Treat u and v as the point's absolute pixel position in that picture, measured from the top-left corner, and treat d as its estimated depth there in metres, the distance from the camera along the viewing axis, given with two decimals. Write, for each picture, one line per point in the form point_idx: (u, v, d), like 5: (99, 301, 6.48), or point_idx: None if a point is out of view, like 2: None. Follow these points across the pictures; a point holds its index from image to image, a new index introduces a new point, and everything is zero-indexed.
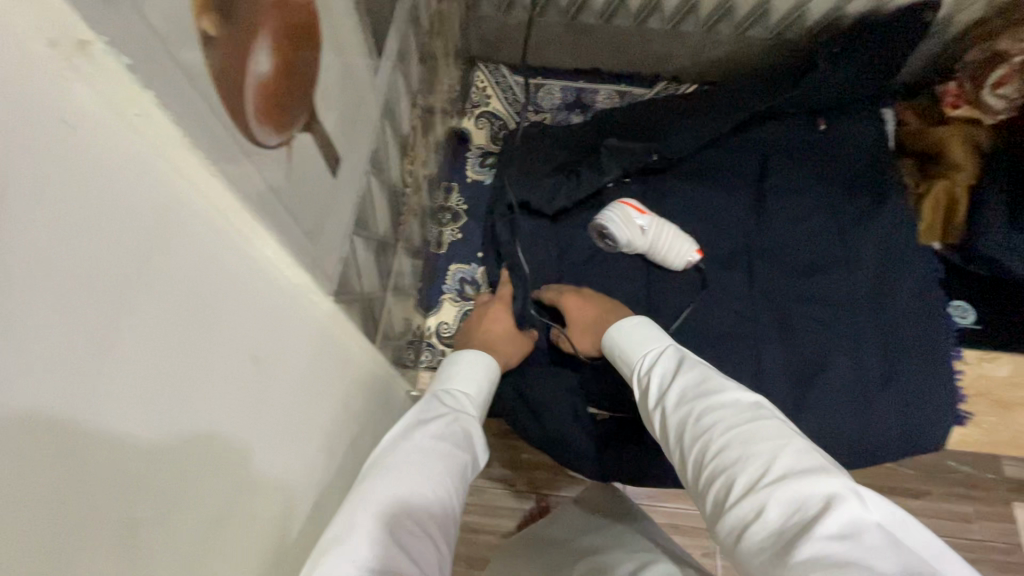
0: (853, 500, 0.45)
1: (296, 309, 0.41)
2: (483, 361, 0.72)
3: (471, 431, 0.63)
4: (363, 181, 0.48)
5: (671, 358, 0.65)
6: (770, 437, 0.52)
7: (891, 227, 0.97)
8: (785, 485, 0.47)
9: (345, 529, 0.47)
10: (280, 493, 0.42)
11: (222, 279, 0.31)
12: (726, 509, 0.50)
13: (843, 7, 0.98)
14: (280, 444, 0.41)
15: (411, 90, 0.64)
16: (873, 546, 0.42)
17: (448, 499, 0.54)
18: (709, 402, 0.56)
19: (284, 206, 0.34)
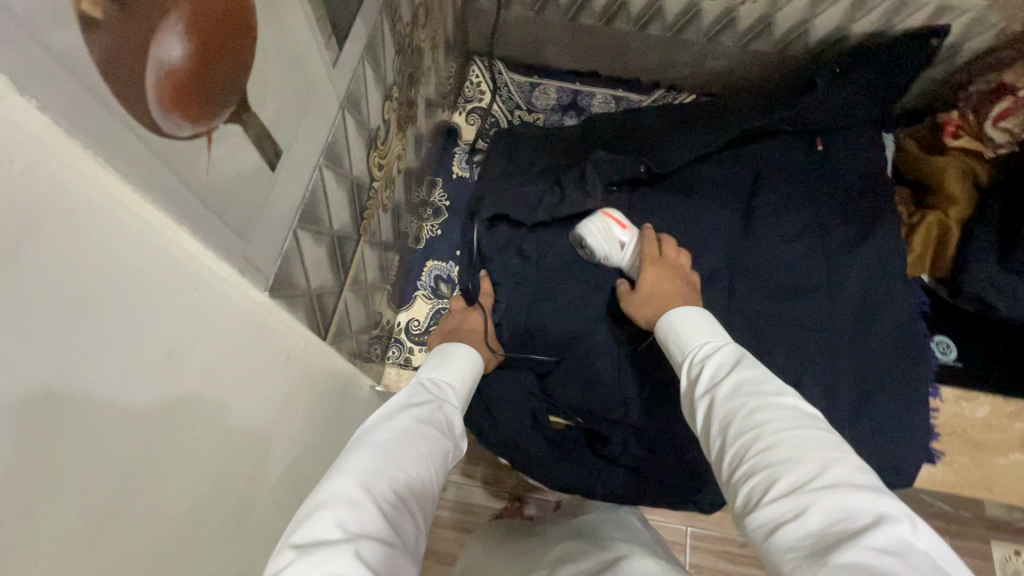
0: (906, 523, 0.43)
1: (228, 302, 0.39)
2: (469, 357, 0.71)
3: (454, 420, 0.62)
4: (314, 175, 0.47)
5: (726, 350, 0.61)
6: (822, 442, 0.49)
7: (879, 256, 0.94)
8: (837, 491, 0.45)
9: (329, 504, 0.45)
10: (206, 494, 0.40)
11: (131, 271, 0.29)
12: (759, 505, 0.47)
13: (847, 27, 0.96)
14: (208, 442, 0.39)
15: (384, 82, 0.62)
16: (921, 564, 0.40)
17: (428, 487, 0.53)
18: (767, 399, 0.53)
19: (201, 200, 0.33)
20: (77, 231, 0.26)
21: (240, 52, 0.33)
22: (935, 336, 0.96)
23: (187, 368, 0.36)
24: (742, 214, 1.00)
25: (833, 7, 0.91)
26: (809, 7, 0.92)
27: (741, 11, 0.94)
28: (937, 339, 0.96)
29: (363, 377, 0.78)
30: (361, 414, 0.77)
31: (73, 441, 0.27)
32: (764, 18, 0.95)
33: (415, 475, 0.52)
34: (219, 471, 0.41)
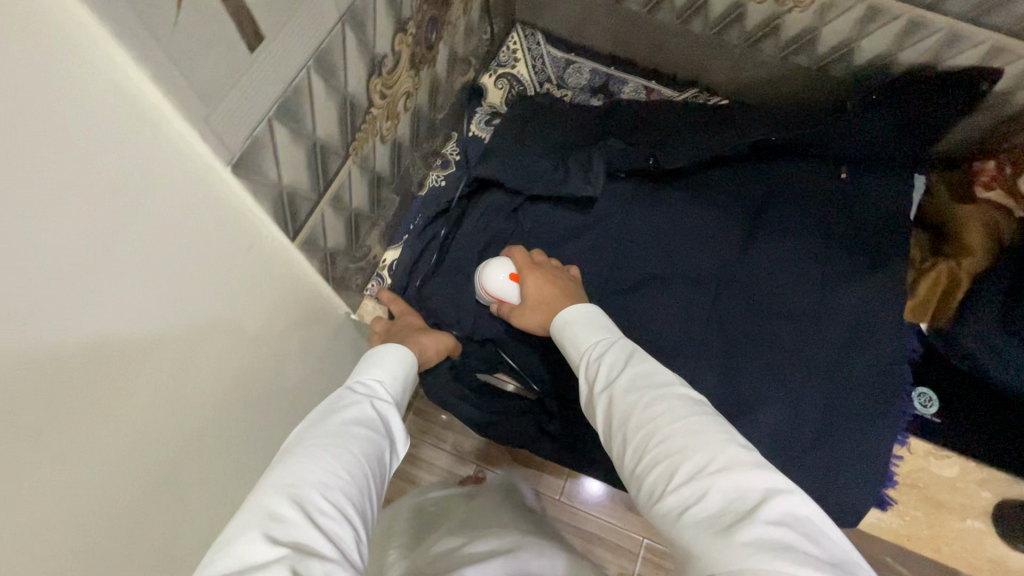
0: (787, 494, 0.49)
1: (185, 173, 0.43)
2: (397, 353, 0.75)
3: (385, 416, 0.67)
4: (299, 74, 0.50)
5: (618, 350, 0.65)
6: (715, 428, 0.54)
7: (876, 294, 0.91)
8: (730, 474, 0.50)
9: (258, 520, 0.48)
10: (145, 338, 0.45)
11: (81, 92, 0.33)
12: (666, 495, 0.51)
13: (894, 54, 0.92)
14: (151, 290, 0.44)
15: (399, 13, 0.65)
16: (809, 532, 0.47)
17: (359, 471, 0.57)
18: (656, 393, 0.57)
19: (164, 51, 0.36)
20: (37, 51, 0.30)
21: None
22: (915, 387, 0.92)
23: (138, 215, 0.41)
24: (745, 225, 0.98)
25: (883, 29, 0.88)
26: (857, 26, 0.89)
27: (787, 19, 0.93)
28: (918, 391, 0.92)
29: (336, 299, 0.82)
30: (327, 331, 0.81)
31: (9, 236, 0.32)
32: (808, 30, 0.93)
33: (350, 475, 0.56)
34: (162, 324, 0.47)
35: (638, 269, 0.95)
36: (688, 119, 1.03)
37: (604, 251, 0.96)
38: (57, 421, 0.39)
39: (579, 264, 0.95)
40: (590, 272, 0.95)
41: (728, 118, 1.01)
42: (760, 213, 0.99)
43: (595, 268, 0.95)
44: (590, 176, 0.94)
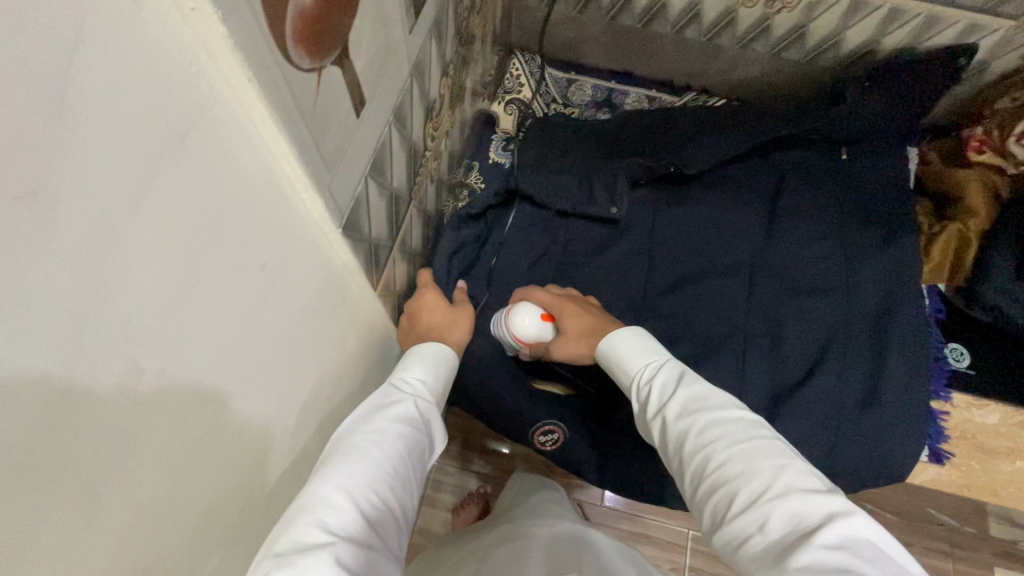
0: (855, 517, 0.46)
1: (309, 241, 0.45)
2: (442, 349, 0.70)
3: (433, 418, 0.62)
4: (385, 129, 0.52)
5: (669, 370, 0.65)
6: (770, 450, 0.53)
7: (897, 264, 0.96)
8: (789, 498, 0.48)
9: (308, 509, 0.45)
10: (266, 404, 0.46)
11: (245, 186, 0.34)
12: (725, 520, 0.51)
13: (877, 41, 1.00)
14: (265, 347, 0.43)
15: (444, 60, 0.68)
16: (869, 554, 0.44)
17: (404, 481, 0.53)
18: (712, 415, 0.57)
19: (308, 129, 0.37)
20: (208, 132, 0.30)
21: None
22: (947, 343, 0.97)
23: (263, 279, 0.40)
24: (765, 212, 1.03)
25: (866, 20, 0.95)
26: (842, 19, 0.96)
27: (776, 20, 0.99)
28: (950, 346, 0.97)
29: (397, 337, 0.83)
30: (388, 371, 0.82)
31: (186, 333, 0.33)
32: (797, 26, 1.00)
33: (394, 475, 0.52)
34: (272, 385, 0.46)
35: (674, 269, 0.99)
36: (698, 121, 1.08)
37: (640, 257, 1.01)
38: (194, 488, 0.38)
39: (618, 274, 0.99)
40: (630, 278, 1.00)
41: (736, 116, 1.06)
42: (775, 201, 1.04)
43: (634, 270, 1.00)
44: (616, 198, 0.98)
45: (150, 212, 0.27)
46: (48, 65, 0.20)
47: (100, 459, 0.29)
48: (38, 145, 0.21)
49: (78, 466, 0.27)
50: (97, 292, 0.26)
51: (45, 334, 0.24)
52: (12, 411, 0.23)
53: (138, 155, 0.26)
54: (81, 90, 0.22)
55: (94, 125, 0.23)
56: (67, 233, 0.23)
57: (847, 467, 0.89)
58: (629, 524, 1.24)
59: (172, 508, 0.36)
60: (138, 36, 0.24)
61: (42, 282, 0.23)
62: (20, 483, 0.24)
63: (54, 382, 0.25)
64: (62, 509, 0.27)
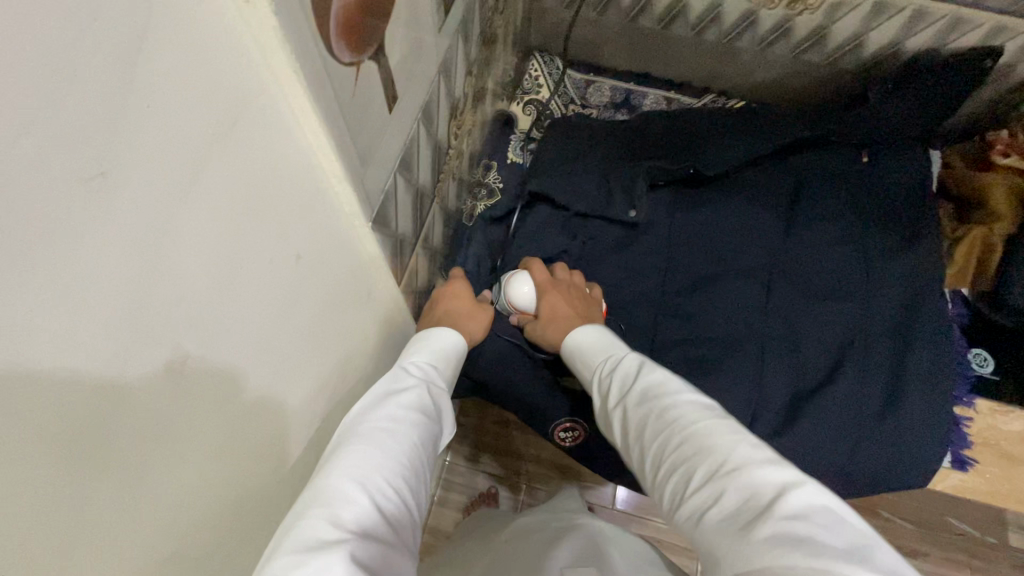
0: (803, 485, 0.46)
1: (339, 233, 0.45)
2: (450, 338, 0.71)
3: (439, 405, 0.63)
4: (413, 126, 0.53)
5: (625, 361, 0.66)
6: (719, 426, 0.53)
7: (918, 267, 0.95)
8: (742, 471, 0.48)
9: (320, 501, 0.46)
10: (294, 393, 0.46)
11: (285, 176, 0.35)
12: (685, 499, 0.50)
13: (900, 43, 0.99)
14: (295, 339, 0.44)
15: (469, 59, 0.69)
16: (826, 521, 0.44)
17: (414, 467, 0.54)
18: (667, 400, 0.57)
19: (344, 122, 0.37)
20: (253, 121, 0.30)
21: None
22: (970, 348, 0.97)
23: (297, 272, 0.41)
24: (784, 214, 1.02)
25: (889, 21, 0.95)
26: (864, 21, 0.96)
27: (797, 21, 0.99)
28: (973, 351, 0.96)
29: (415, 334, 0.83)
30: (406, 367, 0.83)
31: (225, 319, 0.34)
32: (818, 28, 0.99)
33: (406, 464, 0.53)
34: (300, 376, 0.47)
35: (691, 270, 0.99)
36: (716, 122, 1.07)
37: (657, 259, 1.01)
38: (226, 474, 0.39)
39: (635, 275, 0.99)
40: (647, 280, 1.00)
41: (756, 117, 1.06)
42: (794, 203, 1.03)
43: (651, 271, 1.00)
44: (635, 200, 0.98)
45: (200, 197, 0.28)
46: (110, 51, 0.21)
47: (145, 442, 0.29)
48: (99, 126, 0.22)
49: (123, 447, 0.28)
50: (151, 275, 0.27)
51: (103, 314, 0.24)
52: (66, 387, 0.24)
53: (188, 143, 0.26)
54: (142, 74, 0.23)
55: (150, 110, 0.24)
56: (126, 215, 0.24)
57: (867, 473, 0.88)
58: (642, 529, 1.23)
59: (206, 494, 0.37)
60: (192, 28, 0.25)
61: (104, 261, 0.24)
62: (71, 460, 0.25)
63: (109, 361, 0.26)
64: (111, 485, 0.28)
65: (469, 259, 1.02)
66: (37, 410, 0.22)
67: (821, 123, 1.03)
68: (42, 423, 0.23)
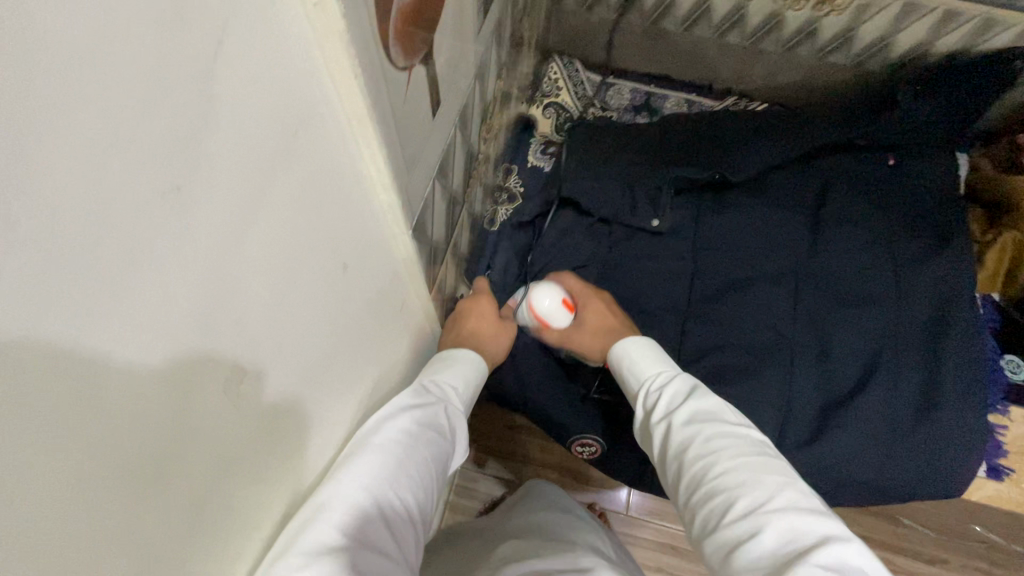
0: (844, 541, 0.48)
1: (383, 243, 0.45)
2: (474, 360, 0.68)
3: (456, 428, 0.60)
4: (452, 131, 0.52)
5: (679, 382, 0.66)
6: (769, 469, 0.54)
7: (945, 274, 0.95)
8: (791, 515, 0.49)
9: (326, 511, 0.44)
10: (333, 405, 0.45)
11: (340, 188, 0.35)
12: (717, 529, 0.52)
13: (929, 44, 0.97)
14: (331, 353, 0.42)
15: (500, 61, 0.67)
16: None
17: (422, 490, 0.51)
18: (718, 428, 0.58)
19: (396, 129, 0.36)
20: (317, 134, 0.30)
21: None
22: (1003, 355, 0.95)
23: (334, 282, 0.38)
24: (809, 218, 1.01)
25: (920, 22, 0.93)
26: (894, 21, 0.94)
27: (824, 23, 0.98)
28: (1006, 358, 0.94)
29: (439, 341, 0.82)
30: None
31: (278, 331, 0.33)
32: (846, 29, 0.98)
33: (412, 485, 0.50)
34: (339, 387, 0.46)
35: (717, 275, 0.97)
36: (739, 125, 1.06)
37: (681, 262, 0.99)
38: (264, 484, 0.38)
39: (659, 280, 0.98)
40: (671, 285, 0.98)
41: (781, 121, 1.04)
42: (821, 206, 1.02)
43: (676, 277, 0.98)
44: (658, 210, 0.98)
45: (263, 210, 0.28)
46: (159, 38, 0.19)
47: (169, 465, 0.27)
48: (178, 143, 0.21)
49: (148, 469, 0.25)
50: (216, 291, 0.26)
51: (171, 329, 0.24)
52: (132, 409, 0.23)
53: (233, 139, 0.24)
54: (221, 89, 0.23)
55: (224, 126, 0.23)
56: (199, 230, 0.24)
57: (897, 484, 0.86)
58: (660, 537, 1.21)
59: (229, 517, 0.34)
60: (251, 27, 0.23)
61: (177, 277, 0.23)
62: (132, 475, 0.24)
63: (174, 375, 0.25)
64: (168, 497, 0.27)
65: (491, 264, 1.01)
66: (97, 435, 0.22)
67: (845, 127, 1.02)
68: (98, 452, 0.22)
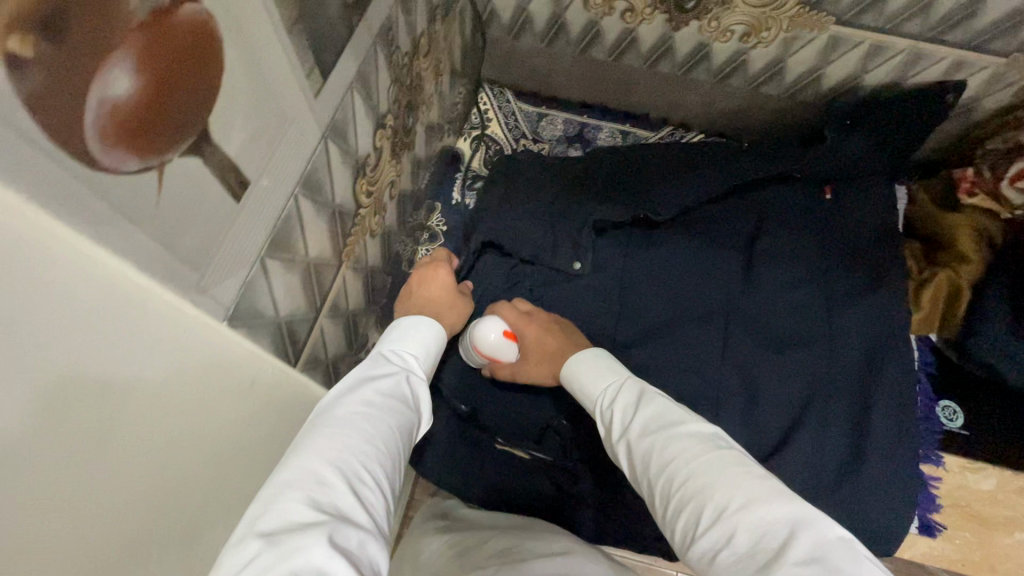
0: (817, 525, 0.47)
1: (196, 342, 0.39)
2: (429, 326, 0.72)
3: (417, 396, 0.62)
4: (289, 204, 0.47)
5: (627, 393, 0.67)
6: (720, 459, 0.54)
7: (880, 314, 0.90)
8: (741, 503, 0.49)
9: (298, 483, 0.45)
10: (172, 533, 0.39)
11: (89, 303, 0.29)
12: (693, 538, 0.51)
13: (860, 77, 0.94)
14: (155, 471, 0.36)
15: (378, 112, 0.63)
16: (838, 558, 0.44)
17: (395, 451, 0.53)
18: (673, 433, 0.58)
19: (143, 233, 0.31)
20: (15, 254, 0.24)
21: (199, 80, 0.32)
22: (939, 400, 0.91)
23: (130, 403, 0.33)
24: (742, 255, 0.97)
25: (849, 54, 0.90)
26: (822, 55, 0.91)
27: (753, 54, 0.94)
28: (941, 404, 0.90)
29: None
30: None
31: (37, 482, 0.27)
32: (776, 61, 0.94)
33: (386, 450, 0.52)
34: (178, 511, 0.39)
35: (644, 319, 0.94)
36: (667, 162, 1.03)
37: (607, 305, 0.95)
38: None
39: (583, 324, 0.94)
40: (596, 329, 0.94)
41: (709, 158, 1.01)
42: (753, 244, 0.98)
43: (602, 321, 0.94)
44: (580, 254, 0.94)
45: None
46: None
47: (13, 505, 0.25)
48: None
49: None
50: None
51: None
52: None
53: None
54: None
55: None
56: None
57: None
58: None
59: None
60: None
61: None
62: None
63: None
64: None
65: None
66: None
67: (775, 162, 0.98)
68: None
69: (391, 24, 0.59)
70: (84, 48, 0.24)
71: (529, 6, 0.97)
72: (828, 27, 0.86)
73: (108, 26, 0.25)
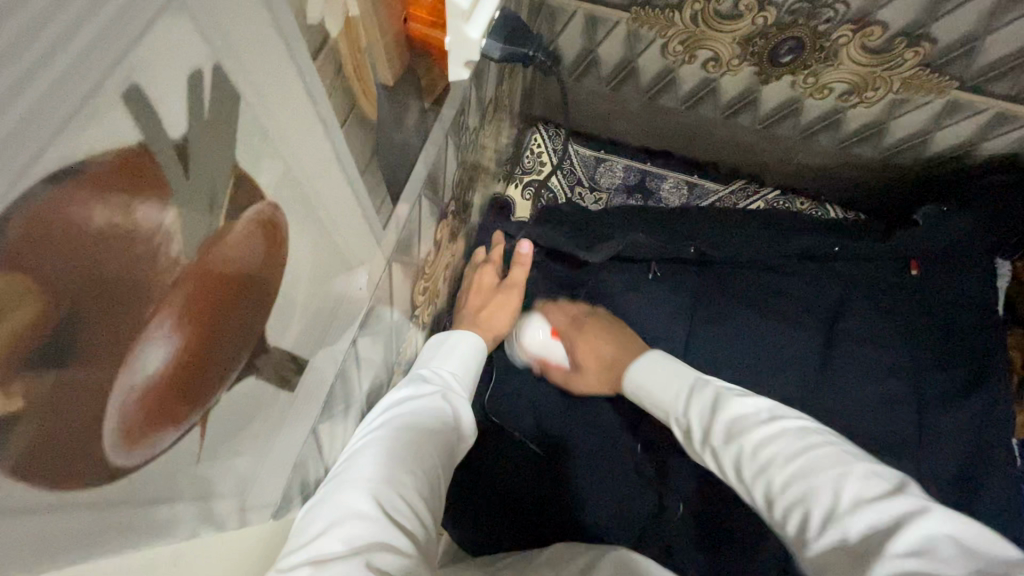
0: (927, 512, 0.35)
1: (234, 560, 0.31)
2: (471, 339, 0.61)
3: (462, 412, 0.53)
4: (349, 351, 0.39)
5: (701, 393, 0.53)
6: (824, 460, 0.42)
7: (980, 415, 0.80)
8: (857, 511, 0.37)
9: (330, 520, 0.37)
10: None
11: None
12: (807, 547, 0.39)
13: (975, 144, 0.82)
14: None
15: (442, 202, 0.54)
16: (961, 555, 0.33)
17: (436, 480, 0.45)
18: (753, 434, 0.46)
19: (180, 501, 0.23)
20: None
21: (255, 293, 0.24)
22: None
23: None
24: (822, 335, 0.87)
25: (966, 120, 0.78)
26: (933, 119, 0.79)
27: (850, 113, 0.83)
28: None
29: None
30: None
31: None
32: (876, 122, 0.83)
33: (425, 479, 0.44)
34: None
35: None
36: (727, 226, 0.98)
37: None
38: None
39: None
40: None
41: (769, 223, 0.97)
42: (836, 322, 0.87)
43: None
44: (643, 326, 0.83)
45: None
46: None
47: None
48: None
49: None
50: None
51: None
52: None
53: None
54: None
55: None
56: None
57: None
58: None
59: None
60: None
61: None
62: None
63: None
64: None
65: None
66: None
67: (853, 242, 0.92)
68: None
69: (463, 106, 0.50)
70: (106, 344, 0.16)
71: (597, 47, 0.85)
72: (949, 92, 0.74)
73: (144, 294, 0.17)
